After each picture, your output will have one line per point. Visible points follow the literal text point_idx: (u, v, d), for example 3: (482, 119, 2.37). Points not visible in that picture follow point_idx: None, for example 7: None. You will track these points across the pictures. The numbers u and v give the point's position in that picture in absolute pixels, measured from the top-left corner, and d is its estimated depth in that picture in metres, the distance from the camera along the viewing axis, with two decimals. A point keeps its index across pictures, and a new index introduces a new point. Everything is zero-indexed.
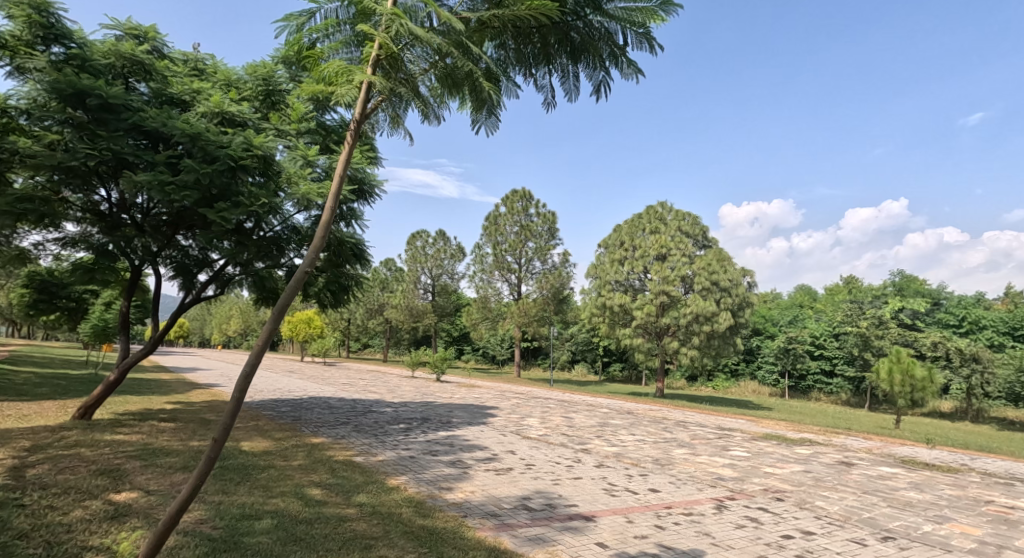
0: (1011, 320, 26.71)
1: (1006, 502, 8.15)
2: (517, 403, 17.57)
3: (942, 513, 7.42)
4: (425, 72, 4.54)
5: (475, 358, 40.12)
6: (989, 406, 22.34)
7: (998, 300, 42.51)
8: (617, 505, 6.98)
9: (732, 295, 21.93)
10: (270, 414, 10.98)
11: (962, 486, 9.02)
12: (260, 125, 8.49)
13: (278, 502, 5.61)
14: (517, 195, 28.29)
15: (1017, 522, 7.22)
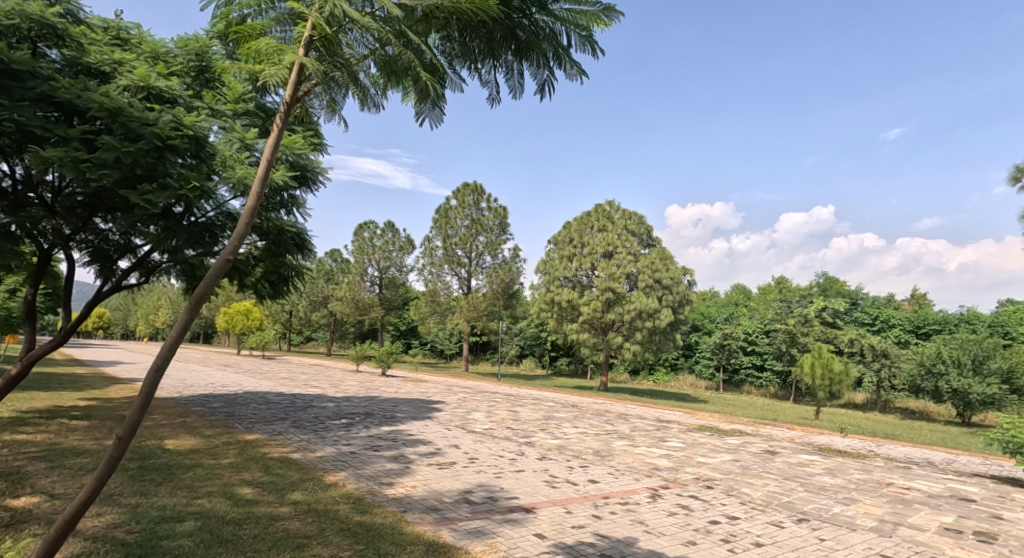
0: (916, 320, 28.77)
1: (905, 484, 8.72)
2: (463, 397, 17.52)
3: (850, 495, 7.88)
4: (365, 57, 4.47)
5: (422, 353, 39.76)
6: (896, 397, 24.03)
7: (906, 300, 45.58)
8: (557, 496, 7.08)
9: (674, 293, 22.52)
10: (199, 410, 10.52)
11: (869, 470, 9.59)
12: (192, 103, 8.20)
13: (203, 503, 5.40)
14: (469, 188, 28.25)
15: (913, 502, 7.74)
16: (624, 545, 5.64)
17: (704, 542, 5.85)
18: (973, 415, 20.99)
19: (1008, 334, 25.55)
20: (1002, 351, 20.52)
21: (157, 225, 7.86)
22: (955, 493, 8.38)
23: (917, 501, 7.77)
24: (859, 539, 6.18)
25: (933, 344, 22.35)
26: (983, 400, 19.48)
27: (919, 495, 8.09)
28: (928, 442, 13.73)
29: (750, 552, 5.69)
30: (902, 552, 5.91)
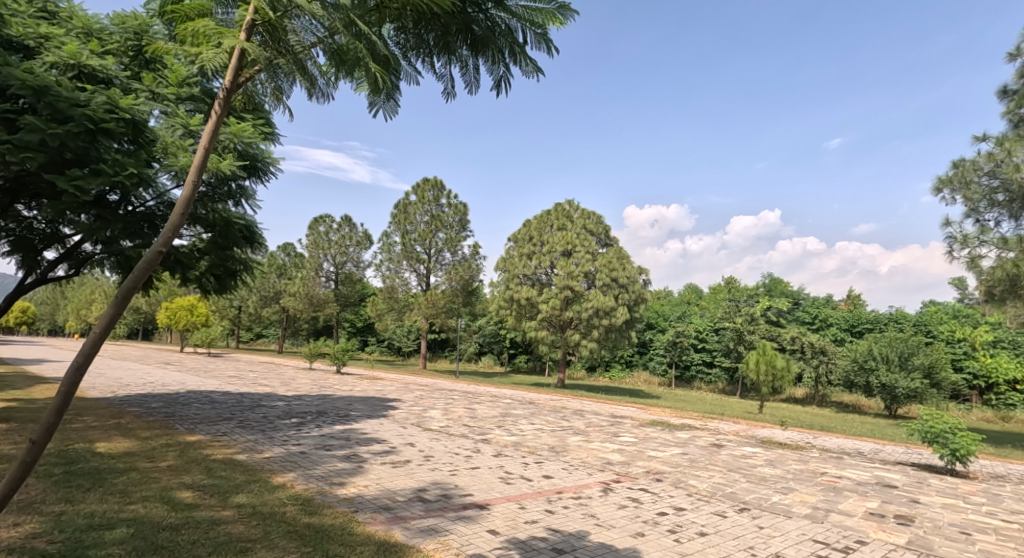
0: (851, 319, 30.15)
1: (837, 472, 9.11)
2: (420, 395, 17.37)
3: (789, 485, 8.18)
4: (312, 45, 4.36)
5: (379, 351, 39.24)
6: (832, 391, 25.15)
7: (843, 300, 47.63)
8: (510, 492, 7.10)
9: (630, 292, 22.83)
10: (138, 411, 10.09)
11: (805, 461, 9.97)
12: (129, 85, 7.85)
13: (138, 508, 5.19)
14: (429, 183, 28.00)
15: (843, 489, 8.09)
16: (575, 539, 5.70)
17: (652, 534, 5.96)
18: (901, 407, 22.16)
19: (931, 332, 27.01)
20: (927, 348, 21.78)
21: (90, 213, 7.52)
22: (880, 479, 8.81)
23: (846, 488, 8.12)
24: (795, 526, 6.42)
25: (867, 341, 23.46)
26: (908, 393, 20.61)
27: (849, 483, 8.46)
28: (860, 434, 14.39)
29: (695, 541, 5.84)
30: (833, 537, 6.17)
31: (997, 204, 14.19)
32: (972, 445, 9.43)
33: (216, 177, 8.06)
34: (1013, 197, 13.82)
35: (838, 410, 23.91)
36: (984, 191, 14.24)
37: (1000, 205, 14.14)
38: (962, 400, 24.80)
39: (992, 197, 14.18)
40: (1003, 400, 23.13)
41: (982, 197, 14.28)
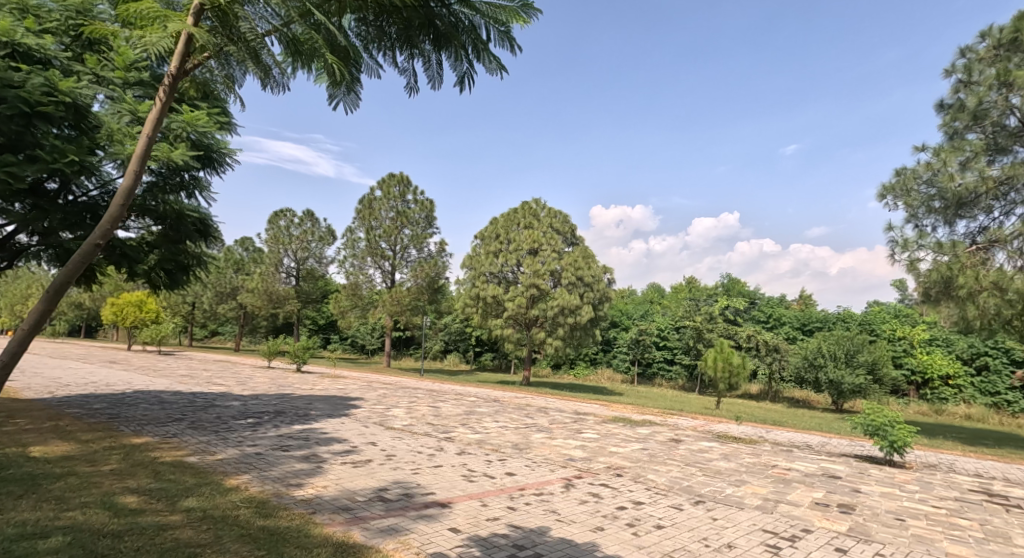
0: (802, 318, 31.16)
1: (786, 465, 9.38)
2: (384, 393, 17.16)
3: (742, 477, 8.38)
4: (265, 33, 4.36)
5: (342, 348, 38.64)
6: (784, 387, 25.91)
7: (796, 300, 49.15)
8: (473, 490, 7.07)
9: (594, 291, 22.99)
10: (79, 413, 9.66)
11: (757, 454, 10.22)
12: (70, 67, 7.42)
13: (77, 516, 4.97)
14: (395, 179, 27.67)
15: (792, 480, 8.33)
16: (536, 535, 5.71)
17: (611, 528, 6.02)
18: (846, 402, 23.03)
19: (874, 330, 27.99)
20: (870, 346, 22.60)
21: (27, 201, 7.26)
22: (826, 471, 9.11)
23: (795, 479, 8.38)
24: (746, 517, 6.58)
25: (817, 339, 24.26)
26: (853, 388, 21.48)
27: (798, 475, 8.72)
28: (809, 427, 14.86)
29: (653, 534, 5.91)
30: (781, 526, 6.35)
31: (934, 212, 14.86)
32: (908, 436, 9.84)
33: (167, 166, 7.79)
34: (948, 204, 14.46)
35: (789, 405, 24.71)
36: (922, 198, 15.05)
37: (936, 212, 14.80)
38: (900, 394, 25.93)
39: (929, 204, 14.91)
40: (939, 394, 24.28)
41: (921, 204, 15.08)
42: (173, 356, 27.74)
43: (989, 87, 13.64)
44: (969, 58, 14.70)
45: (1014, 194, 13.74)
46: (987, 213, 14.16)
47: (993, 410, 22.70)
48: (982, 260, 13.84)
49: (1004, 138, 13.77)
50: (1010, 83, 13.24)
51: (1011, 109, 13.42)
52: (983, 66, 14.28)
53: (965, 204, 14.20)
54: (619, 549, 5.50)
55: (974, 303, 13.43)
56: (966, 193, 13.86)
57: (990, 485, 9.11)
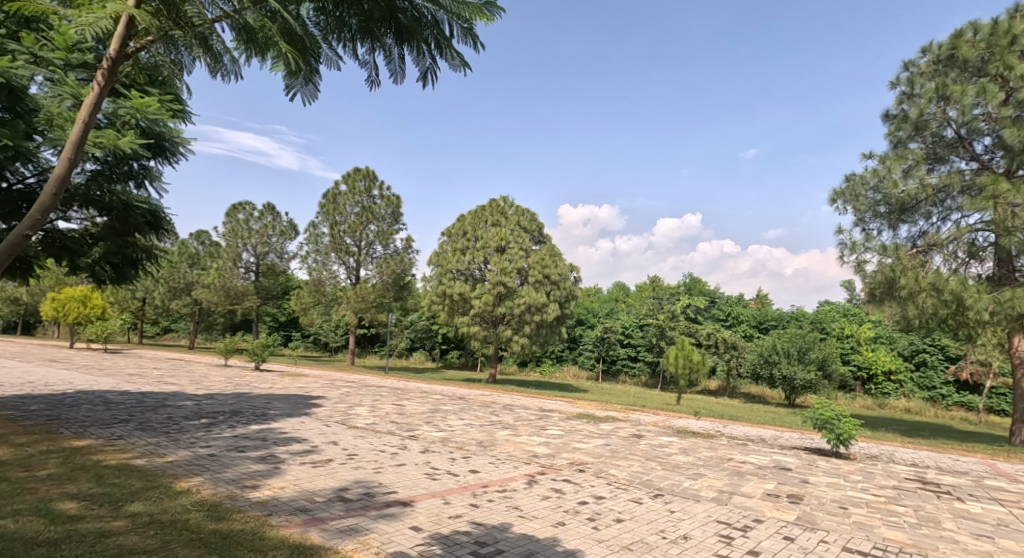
0: (760, 316, 31.99)
1: (742, 458, 9.60)
2: (346, 392, 16.90)
3: (699, 471, 8.54)
4: (215, 20, 4.28)
5: (304, 346, 37.86)
6: (742, 383, 26.56)
7: (754, 299, 50.48)
8: (435, 488, 7.00)
9: (561, 288, 23.13)
10: (16, 415, 9.19)
11: (714, 448, 10.43)
12: (6, 46, 7.02)
13: (11, 524, 4.71)
14: (360, 173, 27.22)
15: (746, 473, 8.54)
16: (498, 532, 5.69)
17: (572, 522, 6.05)
18: (798, 397, 23.78)
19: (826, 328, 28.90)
20: (820, 343, 23.33)
21: None
22: (778, 463, 9.36)
23: (749, 472, 8.58)
24: (702, 509, 6.70)
25: (772, 337, 24.93)
26: (805, 384, 22.27)
27: (752, 467, 8.94)
28: (764, 421, 15.23)
29: (612, 528, 5.97)
30: (735, 517, 6.49)
31: (879, 216, 15.71)
32: (853, 429, 10.16)
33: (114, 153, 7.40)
34: (892, 209, 15.34)
35: (747, 400, 25.35)
36: (869, 203, 15.79)
37: (881, 216, 15.65)
38: (847, 389, 26.84)
39: (875, 209, 15.72)
40: (881, 389, 25.40)
41: (868, 209, 15.83)
42: (120, 354, 26.72)
43: (929, 100, 14.32)
44: (910, 73, 15.49)
45: (950, 201, 14.44)
46: (927, 218, 15.00)
47: (931, 404, 23.95)
48: (922, 263, 14.44)
49: (942, 148, 14.62)
50: (947, 96, 13.96)
51: (949, 121, 14.19)
52: (924, 80, 15.12)
53: (908, 209, 15.07)
54: (580, 544, 5.52)
55: (913, 303, 13.98)
56: (908, 199, 14.65)
57: (929, 474, 9.51)
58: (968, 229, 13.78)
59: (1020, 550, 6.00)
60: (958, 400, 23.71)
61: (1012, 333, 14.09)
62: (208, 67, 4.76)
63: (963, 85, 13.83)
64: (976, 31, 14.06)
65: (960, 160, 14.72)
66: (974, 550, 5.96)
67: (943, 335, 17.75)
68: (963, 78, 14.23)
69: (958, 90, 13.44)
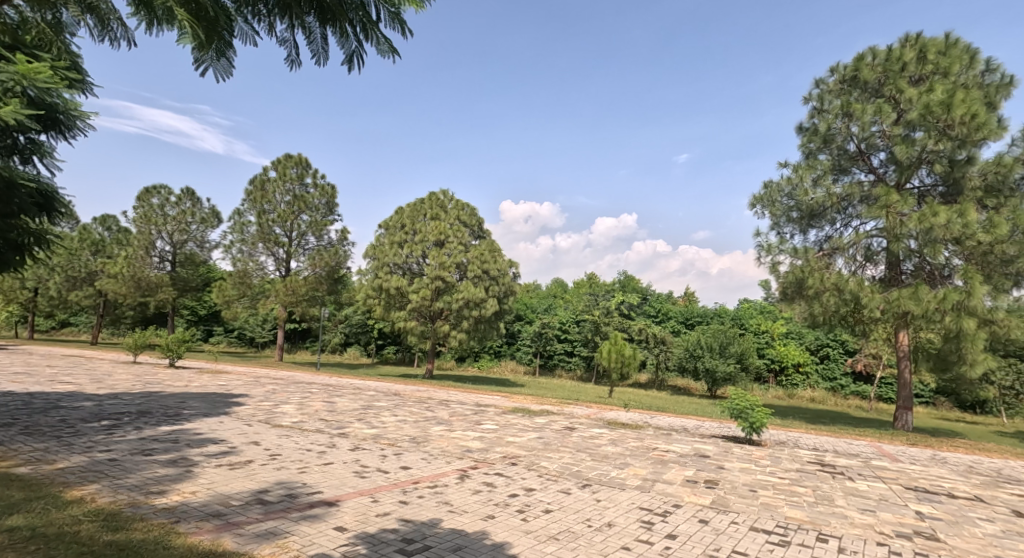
0: (688, 313, 33.22)
1: (666, 447, 9.87)
2: (272, 389, 16.20)
3: (626, 460, 8.70)
4: None
5: (227, 342, 36.10)
6: (669, 376, 27.47)
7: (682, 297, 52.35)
8: (364, 486, 6.77)
9: (500, 284, 23.05)
10: None
11: (641, 438, 10.67)
12: None
13: None
14: (292, 160, 26.17)
15: (668, 461, 8.78)
16: (427, 528, 5.56)
17: (501, 515, 6.00)
18: (720, 389, 24.88)
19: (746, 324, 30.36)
20: (739, 338, 24.48)
21: None
22: (698, 451, 9.69)
23: (672, 460, 8.83)
24: (626, 497, 6.81)
25: (698, 332, 25.90)
26: (725, 376, 23.35)
27: (675, 456, 9.20)
28: (688, 412, 15.77)
29: (540, 519, 5.96)
30: (656, 503, 6.64)
31: (791, 221, 16.48)
32: (765, 418, 10.67)
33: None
34: (803, 215, 16.12)
35: (675, 393, 26.27)
36: (784, 209, 16.55)
37: (793, 221, 16.43)
38: (762, 381, 28.18)
39: (788, 214, 16.48)
40: (790, 379, 26.95)
41: (782, 214, 16.60)
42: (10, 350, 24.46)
43: (836, 115, 15.24)
44: (820, 89, 16.38)
45: (852, 209, 15.47)
46: (832, 224, 15.92)
47: (832, 394, 25.79)
48: (827, 265, 15.30)
49: (846, 161, 15.60)
50: (851, 113, 14.94)
51: (852, 136, 15.18)
52: (832, 97, 15.90)
53: (816, 216, 15.93)
54: (507, 536, 5.48)
55: (819, 301, 14.89)
56: (816, 206, 15.53)
57: (833, 458, 10.10)
58: (865, 235, 14.80)
59: (908, 523, 6.44)
60: (853, 389, 25.70)
61: (898, 328, 15.25)
62: (93, 31, 4.35)
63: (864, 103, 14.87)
64: (876, 55, 15.18)
65: (859, 173, 15.77)
66: (858, 523, 6.36)
67: (842, 331, 19.03)
68: (863, 97, 15.29)
69: (859, 108, 14.47)
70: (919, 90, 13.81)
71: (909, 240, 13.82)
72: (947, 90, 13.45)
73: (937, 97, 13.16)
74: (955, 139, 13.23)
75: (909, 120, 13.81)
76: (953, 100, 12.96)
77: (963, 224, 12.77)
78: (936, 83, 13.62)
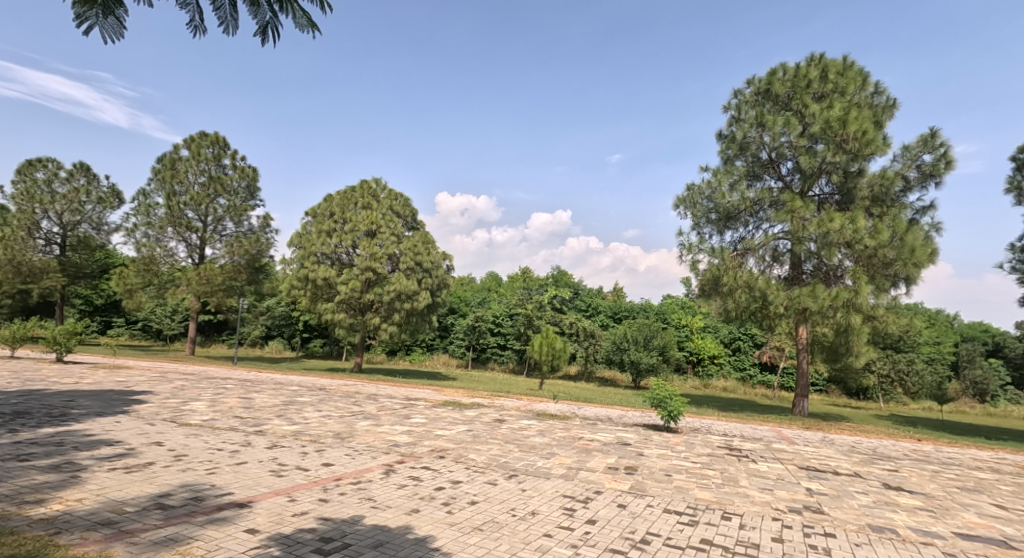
0: (616, 308, 34.07)
1: (591, 436, 9.96)
2: (183, 385, 15.16)
3: (553, 450, 8.69)
4: None
5: (129, 334, 33.53)
6: (598, 368, 28.04)
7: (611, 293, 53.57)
8: (280, 485, 6.37)
9: (433, 276, 22.67)
10: None
11: (568, 428, 10.73)
12: None
13: None
14: (207, 139, 24.61)
15: (593, 449, 8.85)
16: (347, 526, 5.27)
17: (426, 508, 5.79)
18: (645, 380, 25.63)
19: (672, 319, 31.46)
20: (663, 331, 25.32)
21: None
22: (621, 439, 9.85)
23: (597, 449, 8.91)
24: (550, 485, 6.76)
25: (626, 326, 26.55)
26: (649, 367, 24.09)
27: (600, 444, 9.29)
28: (614, 403, 16.09)
29: (465, 511, 5.80)
30: (579, 490, 6.64)
31: (710, 222, 17.03)
32: (682, 406, 11.01)
33: None
34: (720, 217, 16.73)
35: (603, 384, 26.86)
36: (704, 211, 17.06)
37: (712, 223, 16.98)
38: (682, 372, 29.30)
39: (708, 216, 17.02)
40: (706, 370, 28.12)
41: (702, 215, 17.11)
42: None
43: (751, 125, 15.89)
44: (738, 99, 17.04)
45: (763, 213, 16.23)
46: (745, 226, 16.62)
47: (742, 383, 27.26)
48: (740, 264, 15.95)
49: (758, 168, 16.32)
50: (763, 123, 15.64)
51: (764, 145, 15.90)
52: (748, 108, 16.59)
53: (732, 218, 16.57)
54: (432, 529, 5.28)
55: (732, 298, 15.55)
56: (732, 209, 16.19)
57: (747, 442, 10.55)
58: (773, 237, 15.55)
59: (813, 500, 6.77)
60: (760, 379, 27.41)
61: (797, 324, 16.10)
62: None
63: (775, 115, 15.62)
64: (786, 71, 15.99)
65: (769, 180, 16.56)
66: (758, 501, 6.61)
67: (753, 325, 20.02)
68: (774, 110, 16.04)
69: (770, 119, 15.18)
70: (822, 106, 14.70)
71: (810, 243, 14.71)
72: (844, 107, 14.41)
73: (835, 113, 14.08)
74: (849, 152, 14.19)
75: (812, 134, 14.66)
76: (848, 117, 13.91)
77: (854, 229, 13.74)
78: (835, 101, 14.55)
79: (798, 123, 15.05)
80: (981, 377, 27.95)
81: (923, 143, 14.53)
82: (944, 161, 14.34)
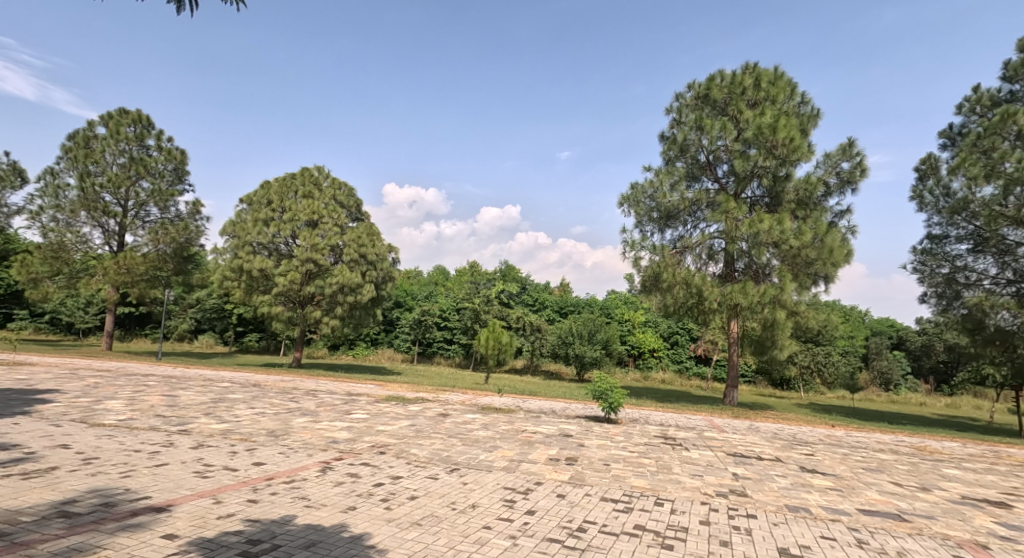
0: (562, 302, 34.35)
1: (534, 429, 9.90)
2: (99, 383, 14.11)
3: (496, 443, 8.56)
4: None
5: (34, 327, 31.05)
6: (543, 361, 28.15)
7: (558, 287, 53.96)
8: (204, 487, 5.94)
9: (377, 269, 22.03)
10: None
11: (511, 421, 10.64)
12: None
13: None
14: (128, 117, 23.04)
15: (535, 442, 8.78)
16: (277, 526, 4.95)
17: (363, 506, 5.53)
18: (589, 373, 25.92)
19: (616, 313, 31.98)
20: (606, 325, 25.70)
21: None
22: (563, 431, 9.84)
23: (539, 441, 8.85)
24: (492, 478, 6.63)
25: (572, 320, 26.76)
26: (592, 360, 24.40)
27: (542, 436, 9.24)
28: (558, 396, 16.14)
29: (404, 506, 5.58)
30: (520, 482, 6.54)
31: (652, 220, 17.27)
32: (622, 398, 11.12)
33: None
34: (661, 216, 17.02)
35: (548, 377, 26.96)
36: (646, 209, 17.25)
37: (653, 221, 17.25)
38: (624, 364, 29.83)
39: (649, 214, 17.24)
40: (646, 362, 28.73)
41: (644, 214, 17.31)
42: None
43: (691, 127, 16.24)
44: (679, 102, 17.36)
45: (700, 213, 16.66)
46: (684, 225, 17.00)
47: (681, 375, 28.06)
48: (679, 262, 16.31)
49: (697, 170, 16.69)
50: (702, 127, 16.03)
51: (703, 147, 16.32)
52: (689, 111, 16.91)
53: (672, 217, 16.90)
54: (368, 526, 5.04)
55: (671, 294, 15.90)
56: (673, 209, 16.53)
57: (685, 432, 10.76)
58: (709, 236, 15.97)
59: (746, 485, 6.92)
60: (696, 371, 28.39)
61: (730, 319, 16.61)
62: None
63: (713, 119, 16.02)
64: (723, 78, 16.41)
65: (707, 182, 16.98)
66: (691, 487, 6.71)
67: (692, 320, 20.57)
68: (712, 114, 16.43)
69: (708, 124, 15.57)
70: (755, 112, 15.18)
71: (741, 242, 15.24)
72: (775, 114, 14.93)
73: (766, 120, 14.57)
74: (778, 158, 14.73)
75: (746, 138, 15.16)
76: (777, 123, 14.40)
77: (781, 230, 14.30)
78: (767, 108, 15.07)
79: (734, 128, 15.50)
80: (888, 367, 29.97)
81: (842, 151, 15.25)
82: (859, 169, 15.11)
